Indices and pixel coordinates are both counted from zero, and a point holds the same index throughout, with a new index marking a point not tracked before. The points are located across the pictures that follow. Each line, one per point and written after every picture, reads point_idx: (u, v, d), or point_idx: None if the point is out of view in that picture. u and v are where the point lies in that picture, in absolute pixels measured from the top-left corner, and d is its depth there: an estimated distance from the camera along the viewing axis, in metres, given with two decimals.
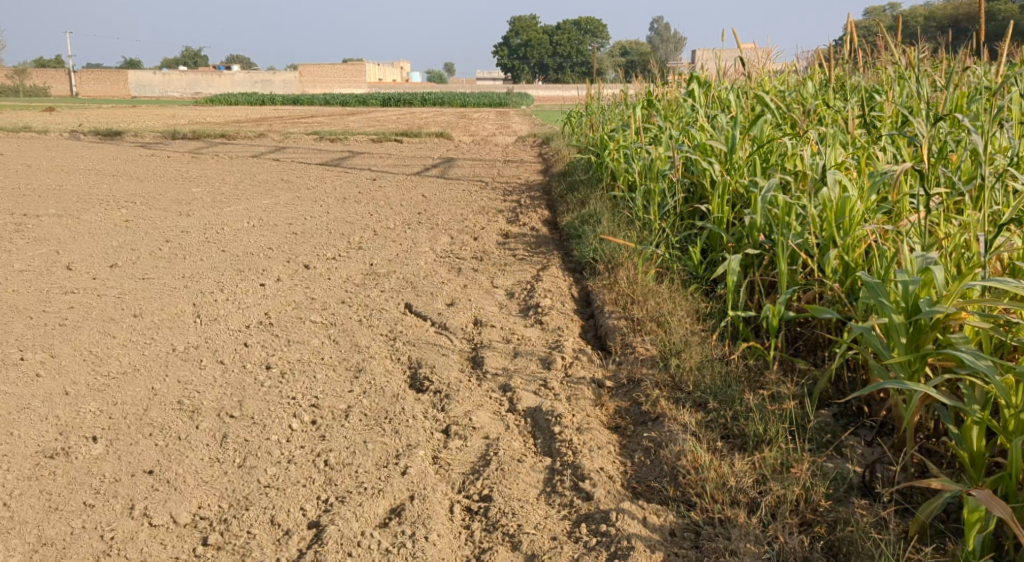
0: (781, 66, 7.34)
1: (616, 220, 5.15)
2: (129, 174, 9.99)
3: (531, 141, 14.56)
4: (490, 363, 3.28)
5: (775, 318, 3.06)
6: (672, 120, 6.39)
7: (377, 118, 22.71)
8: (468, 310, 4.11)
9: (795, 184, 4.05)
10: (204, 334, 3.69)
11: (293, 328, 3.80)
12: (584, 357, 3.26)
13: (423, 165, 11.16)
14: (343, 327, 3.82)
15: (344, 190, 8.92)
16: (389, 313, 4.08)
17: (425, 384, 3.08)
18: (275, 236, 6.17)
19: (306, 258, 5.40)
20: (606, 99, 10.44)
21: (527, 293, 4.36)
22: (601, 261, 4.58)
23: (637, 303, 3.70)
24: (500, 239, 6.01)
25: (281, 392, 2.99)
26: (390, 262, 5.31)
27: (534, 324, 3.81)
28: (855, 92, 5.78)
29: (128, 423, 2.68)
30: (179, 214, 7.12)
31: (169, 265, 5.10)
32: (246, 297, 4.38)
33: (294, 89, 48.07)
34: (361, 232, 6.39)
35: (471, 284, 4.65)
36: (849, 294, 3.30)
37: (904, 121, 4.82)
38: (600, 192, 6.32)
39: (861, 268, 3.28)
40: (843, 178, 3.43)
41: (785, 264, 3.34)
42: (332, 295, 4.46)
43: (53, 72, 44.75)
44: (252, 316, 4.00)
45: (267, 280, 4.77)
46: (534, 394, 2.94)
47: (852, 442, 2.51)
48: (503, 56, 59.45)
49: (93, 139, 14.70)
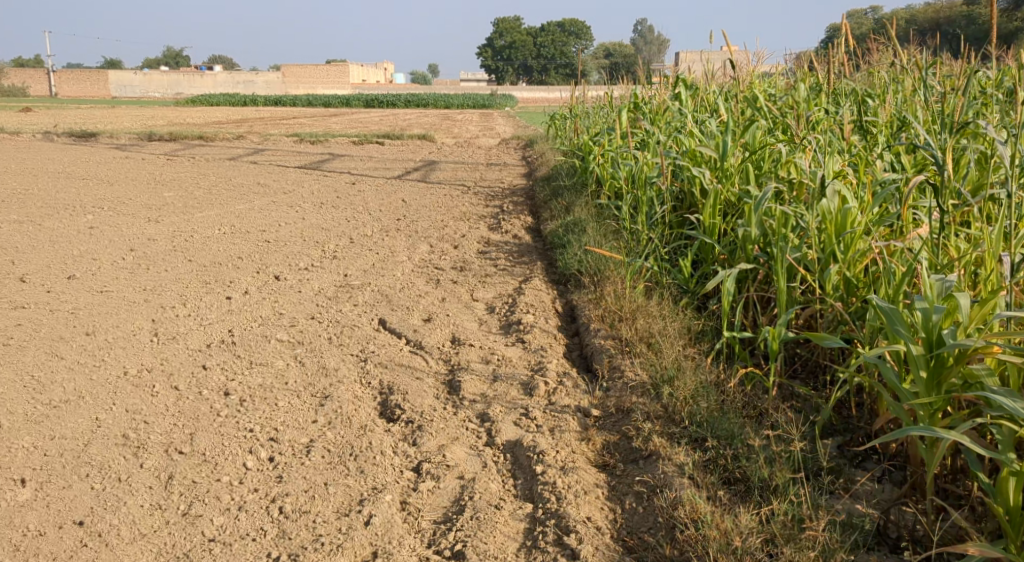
0: (770, 68, 7.15)
1: (601, 230, 4.93)
2: (100, 177, 9.67)
3: (514, 143, 14.35)
4: (468, 388, 3.04)
5: (774, 342, 2.85)
6: (659, 124, 6.18)
7: (359, 119, 22.40)
8: (446, 327, 3.87)
9: (790, 193, 3.86)
10: (159, 355, 3.43)
11: (257, 348, 3.54)
12: (569, 381, 3.03)
13: (404, 169, 10.90)
14: (311, 346, 3.57)
15: (321, 194, 8.65)
16: (361, 330, 3.83)
17: (396, 412, 2.84)
18: (246, 245, 5.90)
19: (277, 268, 5.14)
20: (591, 101, 10.23)
21: (509, 308, 4.13)
22: (586, 274, 4.35)
23: (625, 321, 3.47)
24: (482, 247, 5.78)
25: (238, 423, 2.74)
26: (365, 273, 5.06)
27: (516, 343, 3.58)
28: (848, 97, 5.60)
29: (63, 462, 2.42)
30: (147, 220, 6.83)
31: (131, 276, 4.83)
32: (210, 312, 4.12)
33: (277, 90, 47.64)
34: (336, 240, 6.13)
35: (451, 298, 4.41)
36: (852, 313, 3.10)
37: (900, 127, 4.64)
38: (585, 198, 6.09)
39: (864, 285, 3.08)
40: (844, 188, 3.24)
41: (784, 282, 3.13)
42: (302, 309, 4.20)
43: (31, 71, 44.06)
44: (214, 334, 3.74)
45: (233, 293, 4.51)
46: (515, 425, 2.70)
47: (864, 484, 2.30)
48: (487, 58, 59.30)
49: (66, 140, 14.34)
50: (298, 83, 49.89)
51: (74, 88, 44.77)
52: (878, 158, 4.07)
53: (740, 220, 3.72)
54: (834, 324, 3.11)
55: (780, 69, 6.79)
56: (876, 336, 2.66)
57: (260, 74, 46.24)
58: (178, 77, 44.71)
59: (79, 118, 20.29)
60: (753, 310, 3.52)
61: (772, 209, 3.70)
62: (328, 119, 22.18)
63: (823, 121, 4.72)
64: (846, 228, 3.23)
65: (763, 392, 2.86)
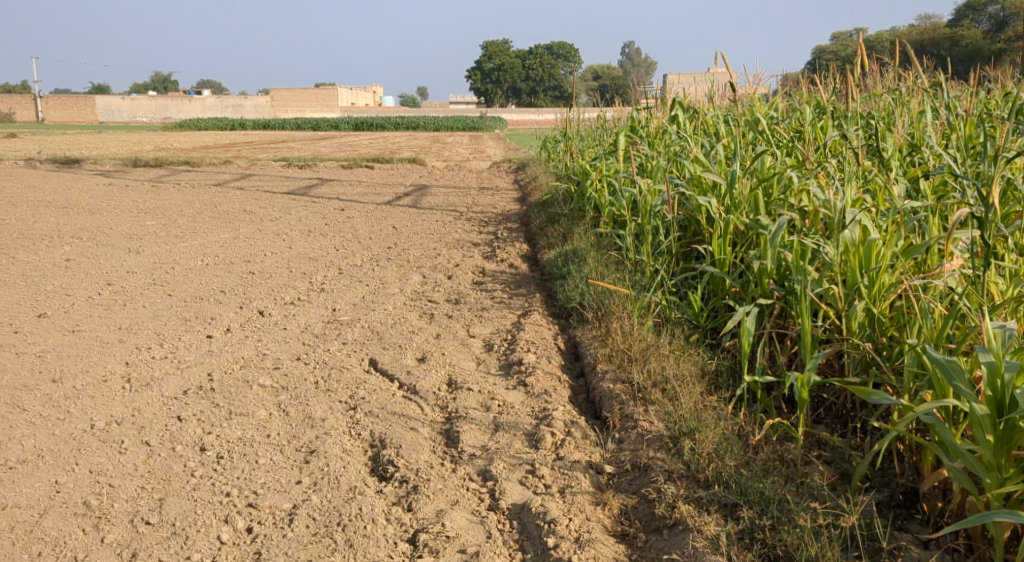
0: (770, 88, 6.96)
1: (602, 260, 4.69)
2: (80, 206, 9.38)
3: (506, 167, 14.14)
4: (467, 440, 2.80)
5: (803, 389, 2.62)
6: (658, 148, 5.97)
7: (348, 143, 22.18)
8: (441, 368, 3.62)
9: (805, 224, 3.68)
10: (131, 403, 3.16)
11: (238, 395, 3.27)
12: (578, 431, 2.78)
13: (395, 194, 10.65)
14: (296, 392, 3.30)
15: (310, 222, 8.40)
16: (350, 373, 3.57)
17: (388, 470, 2.59)
18: (230, 277, 5.64)
19: (261, 303, 4.88)
20: (583, 123, 10.02)
21: (509, 346, 3.88)
22: (589, 308, 4.13)
23: (636, 362, 3.23)
24: (477, 278, 5.53)
25: (213, 485, 2.47)
26: (354, 307, 4.81)
27: (517, 386, 3.34)
28: (854, 120, 5.43)
29: (13, 538, 2.21)
30: (128, 252, 6.56)
31: (106, 314, 4.56)
32: (188, 354, 3.85)
33: (265, 113, 47.46)
34: (324, 271, 5.87)
35: (446, 335, 4.16)
36: (881, 352, 2.90)
37: (913, 152, 4.47)
38: (583, 226, 5.86)
39: (894, 324, 2.89)
40: (868, 220, 3.06)
41: (808, 320, 2.91)
42: (287, 349, 3.94)
43: (18, 98, 43.76)
44: (192, 379, 3.47)
45: (214, 331, 4.24)
46: (521, 484, 2.48)
47: (914, 555, 2.11)
48: (476, 81, 59.42)
49: (51, 167, 14.05)
50: (286, 107, 49.75)
51: (62, 113, 44.40)
52: (895, 184, 3.88)
53: (754, 252, 3.53)
54: (863, 366, 2.90)
55: (780, 89, 6.60)
56: (915, 383, 2.46)
57: (249, 100, 46.13)
58: (166, 102, 44.50)
59: (66, 144, 19.97)
60: (771, 346, 3.31)
61: (788, 241, 3.52)
62: (317, 143, 21.91)
63: (833, 145, 4.52)
64: (871, 261, 3.05)
65: (791, 444, 2.66)
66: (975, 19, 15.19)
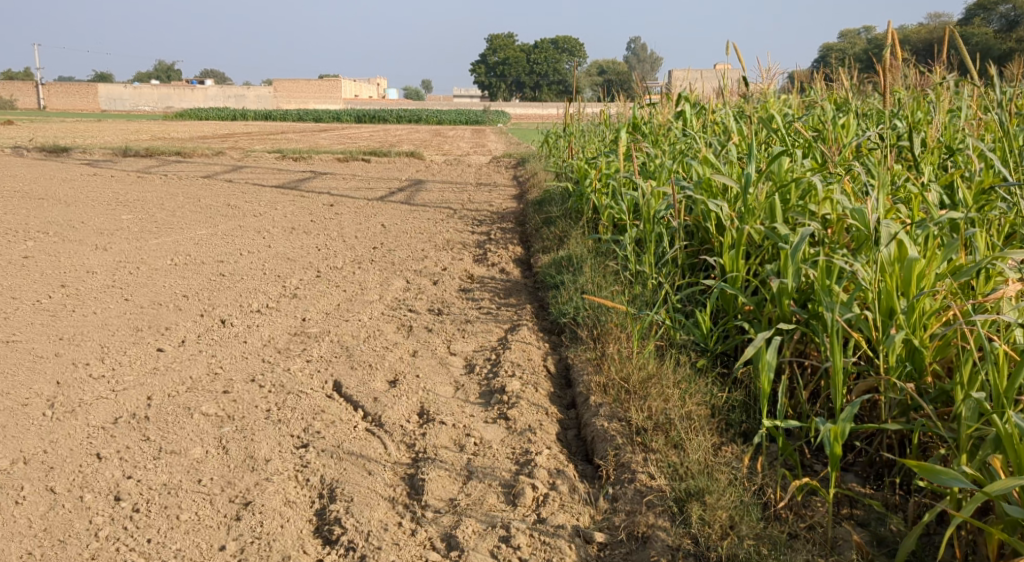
0: (785, 81, 6.49)
1: (600, 270, 4.25)
2: (57, 197, 8.94)
3: (506, 162, 13.68)
4: (433, 492, 2.38)
5: (837, 445, 2.17)
6: (664, 145, 5.52)
7: (347, 134, 21.63)
8: (413, 394, 3.18)
9: (828, 235, 3.27)
10: (48, 434, 2.73)
11: (174, 426, 2.83)
12: (564, 484, 2.38)
13: (388, 189, 10.20)
14: (243, 423, 2.87)
15: (295, 218, 7.96)
16: (309, 399, 3.12)
17: (334, 531, 2.20)
18: (197, 279, 5.21)
19: (225, 310, 4.44)
20: (585, 118, 9.54)
21: (492, 368, 3.43)
22: (584, 324, 3.69)
23: (635, 397, 2.80)
24: (464, 284, 5.10)
25: (118, 550, 2.11)
26: (326, 316, 4.37)
27: (498, 419, 2.91)
28: (879, 120, 4.99)
29: None
30: (94, 249, 6.13)
31: (51, 321, 4.12)
32: (128, 371, 3.40)
33: (267, 103, 46.95)
34: (301, 274, 5.42)
35: (423, 352, 3.71)
36: (924, 392, 2.50)
37: (947, 155, 4.04)
38: (581, 229, 5.43)
39: (938, 358, 2.50)
40: (906, 235, 2.65)
41: (840, 355, 2.48)
42: (243, 367, 3.50)
43: (17, 86, 43.38)
44: (126, 404, 3.03)
45: (166, 344, 3.81)
46: (492, 556, 2.09)
47: None
48: (480, 74, 58.91)
49: (38, 155, 13.62)
50: (288, 98, 49.34)
51: (63, 101, 43.92)
52: (929, 191, 3.46)
53: (772, 268, 3.11)
54: (901, 409, 2.49)
55: (796, 84, 6.13)
56: (970, 440, 2.11)
57: (250, 90, 45.70)
58: (167, 91, 44.02)
59: (64, 132, 19.75)
60: (791, 378, 2.89)
61: (809, 255, 3.09)
62: (316, 135, 21.45)
63: (858, 147, 4.08)
64: (911, 284, 2.63)
65: (818, 506, 2.26)
66: (986, 16, 14.70)
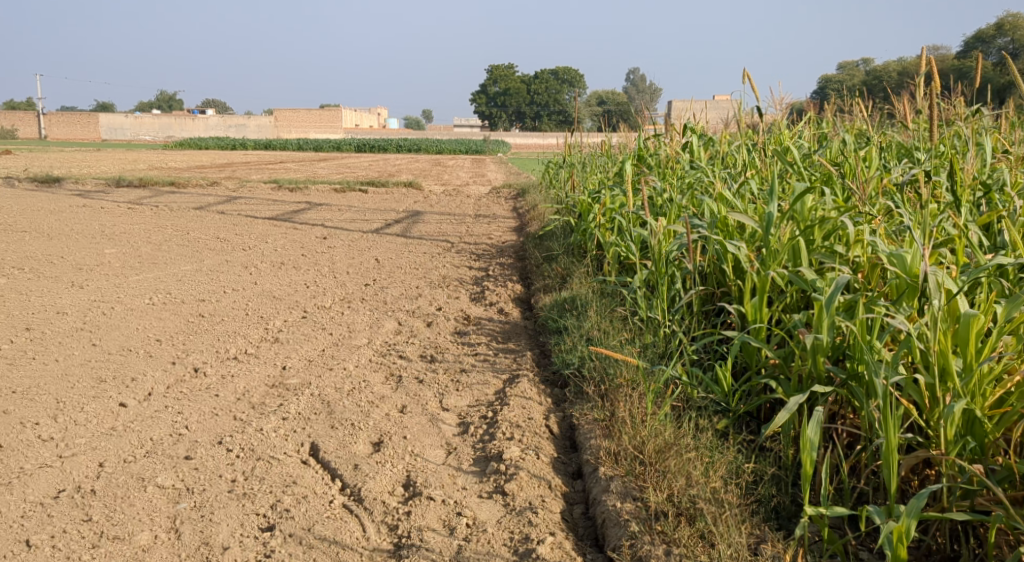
0: (799, 107, 6.15)
1: (606, 315, 3.90)
2: (41, 230, 8.62)
3: (506, 193, 13.37)
4: None
5: (903, 546, 1.88)
6: (672, 177, 5.19)
7: (346, 165, 21.39)
8: (399, 460, 2.82)
9: (860, 281, 2.92)
10: None
11: (123, 503, 2.47)
12: None
13: (384, 221, 9.87)
14: (203, 497, 2.52)
15: (285, 252, 7.63)
16: (282, 466, 2.76)
17: None
18: (174, 321, 4.87)
19: (199, 357, 4.08)
20: (586, 148, 9.23)
21: (489, 428, 3.07)
22: (591, 378, 3.34)
23: (653, 469, 2.46)
24: (460, 326, 4.75)
25: None
26: (309, 364, 4.01)
27: (495, 492, 2.55)
28: (903, 152, 4.66)
29: None
30: (69, 287, 5.80)
31: (5, 371, 3.76)
32: (82, 432, 3.04)
33: (268, 134, 46.91)
34: (285, 315, 5.07)
35: (413, 408, 3.34)
36: (989, 473, 2.16)
37: (986, 192, 3.70)
38: (583, 268, 5.09)
39: (1003, 431, 2.16)
40: (960, 284, 2.30)
41: (893, 431, 2.13)
42: (211, 426, 3.14)
43: (19, 114, 43.44)
44: (73, 473, 2.67)
45: (127, 398, 3.44)
46: None
47: None
48: (481, 104, 59.01)
49: (29, 185, 13.34)
50: (289, 128, 49.43)
51: (63, 130, 43.89)
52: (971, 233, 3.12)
53: (802, 319, 2.76)
54: (964, 492, 2.15)
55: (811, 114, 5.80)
56: None
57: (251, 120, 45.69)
58: (168, 120, 44.02)
59: (62, 161, 19.60)
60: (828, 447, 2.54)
61: (842, 305, 2.75)
62: (315, 164, 21.24)
63: (886, 181, 3.74)
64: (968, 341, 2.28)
65: None
66: (986, 45, 14.44)
